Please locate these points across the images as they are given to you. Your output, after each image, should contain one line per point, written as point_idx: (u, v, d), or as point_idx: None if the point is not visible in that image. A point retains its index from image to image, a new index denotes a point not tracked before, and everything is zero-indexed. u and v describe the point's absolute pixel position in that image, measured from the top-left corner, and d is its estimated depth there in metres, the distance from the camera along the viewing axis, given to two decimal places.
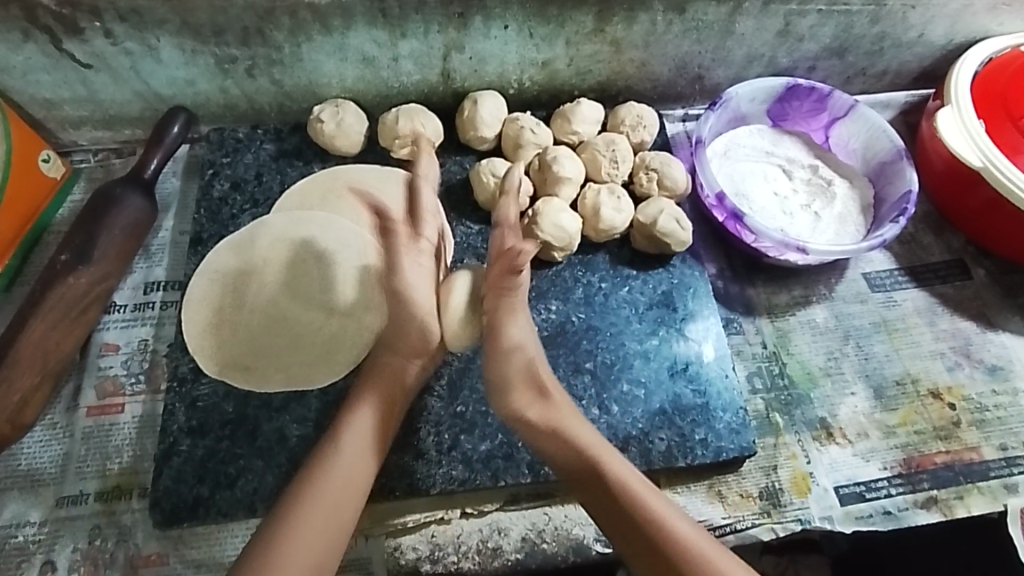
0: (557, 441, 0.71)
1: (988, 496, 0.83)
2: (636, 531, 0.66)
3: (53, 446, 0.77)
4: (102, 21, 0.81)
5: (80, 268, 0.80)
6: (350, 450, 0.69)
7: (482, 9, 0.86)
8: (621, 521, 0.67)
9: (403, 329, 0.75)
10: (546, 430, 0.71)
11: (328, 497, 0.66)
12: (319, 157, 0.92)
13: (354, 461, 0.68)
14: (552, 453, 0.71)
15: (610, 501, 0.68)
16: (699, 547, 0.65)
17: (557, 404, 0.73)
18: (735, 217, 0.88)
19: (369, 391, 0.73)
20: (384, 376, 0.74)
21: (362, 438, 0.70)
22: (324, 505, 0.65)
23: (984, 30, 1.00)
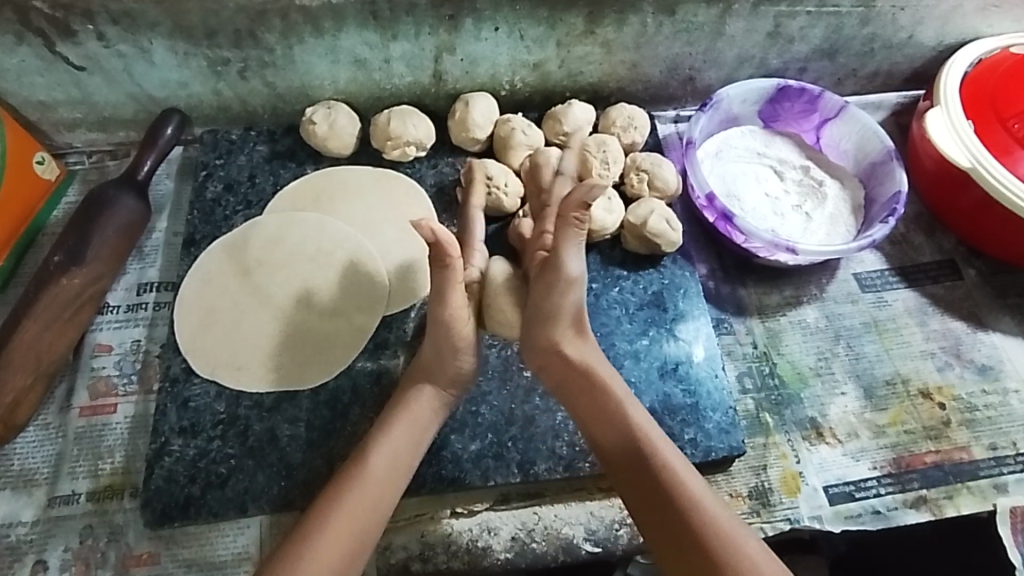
0: (588, 387, 0.72)
1: (976, 496, 0.83)
2: (649, 484, 0.66)
3: (46, 446, 0.78)
4: (95, 23, 0.81)
5: (74, 269, 0.80)
6: (376, 477, 0.67)
7: (473, 11, 0.86)
8: (634, 472, 0.68)
9: (446, 357, 0.72)
10: (576, 372, 0.72)
11: (360, 518, 0.64)
12: (312, 158, 0.93)
13: (381, 487, 0.66)
14: (579, 392, 0.72)
15: (629, 452, 0.69)
16: (710, 509, 0.64)
17: (590, 348, 0.74)
18: (726, 217, 0.88)
19: (398, 423, 0.70)
20: (412, 411, 0.71)
21: (390, 470, 0.68)
22: (349, 527, 0.63)
23: (974, 32, 1.01)
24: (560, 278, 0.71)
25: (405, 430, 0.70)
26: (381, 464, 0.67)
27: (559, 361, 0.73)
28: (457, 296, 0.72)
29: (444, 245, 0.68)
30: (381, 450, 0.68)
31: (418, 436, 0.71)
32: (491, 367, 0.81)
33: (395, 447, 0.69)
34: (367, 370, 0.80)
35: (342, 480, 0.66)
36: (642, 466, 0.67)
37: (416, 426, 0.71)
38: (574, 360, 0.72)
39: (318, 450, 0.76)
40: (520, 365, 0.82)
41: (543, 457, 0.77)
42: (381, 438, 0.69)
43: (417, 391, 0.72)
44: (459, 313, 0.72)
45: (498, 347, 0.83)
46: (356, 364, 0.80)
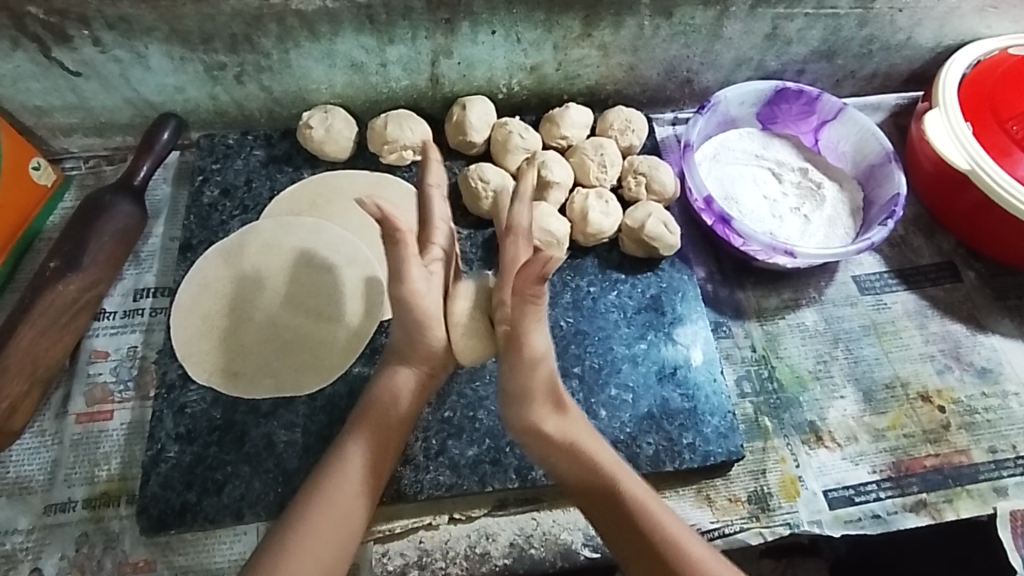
0: (575, 460, 0.69)
1: (977, 499, 0.82)
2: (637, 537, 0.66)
3: (43, 453, 0.77)
4: (90, 29, 0.81)
5: (69, 275, 0.80)
6: (351, 470, 0.66)
7: (469, 15, 0.86)
8: (621, 525, 0.67)
9: (416, 336, 0.70)
10: (555, 441, 0.70)
11: (340, 510, 0.64)
12: (309, 162, 0.93)
13: (359, 479, 0.66)
14: (559, 457, 0.70)
15: (610, 501, 0.68)
16: (700, 556, 0.65)
17: (574, 421, 0.71)
18: (723, 220, 0.88)
19: (375, 413, 0.70)
20: (391, 400, 0.71)
21: (365, 464, 0.67)
22: (327, 522, 0.63)
23: (972, 33, 1.01)
24: (523, 358, 0.66)
25: (383, 420, 0.70)
26: (357, 456, 0.67)
27: (538, 435, 0.70)
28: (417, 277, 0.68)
29: (393, 220, 0.66)
30: (358, 440, 0.68)
31: (397, 425, 0.71)
32: (488, 372, 0.81)
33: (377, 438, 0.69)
34: (364, 375, 0.80)
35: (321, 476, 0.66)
36: (629, 520, 0.67)
37: (395, 413, 0.71)
38: (552, 434, 0.69)
39: (316, 456, 0.76)
40: None
41: None
42: (359, 426, 0.69)
43: (396, 376, 0.72)
44: (418, 288, 0.68)
45: None
46: (353, 369, 0.80)
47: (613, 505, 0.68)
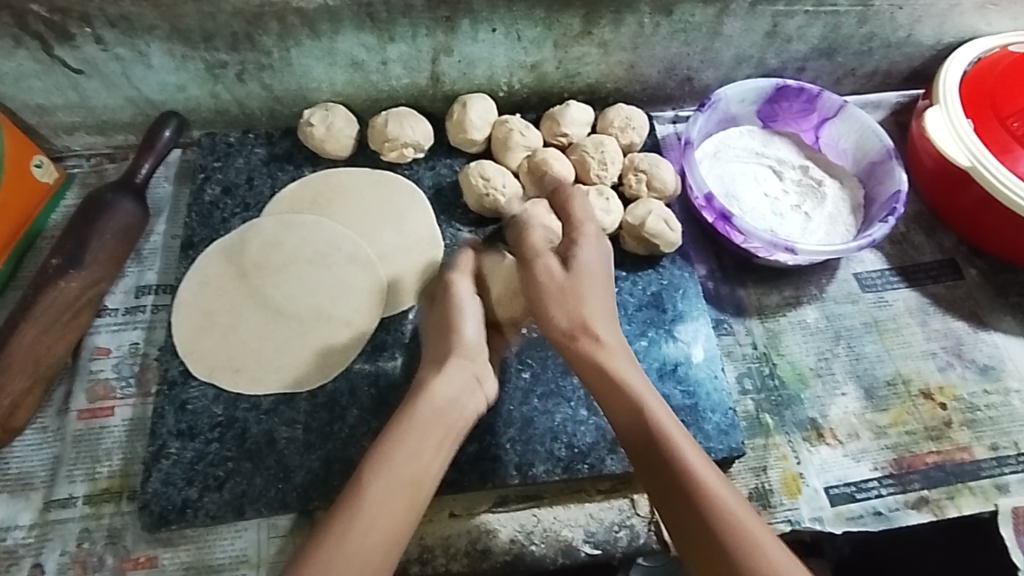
0: (585, 363, 0.71)
1: (978, 496, 0.82)
2: (680, 497, 0.62)
3: (44, 450, 0.78)
4: (92, 27, 0.81)
5: (72, 272, 0.80)
6: (375, 510, 0.60)
7: (469, 12, 0.86)
8: (671, 489, 0.63)
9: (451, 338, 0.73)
10: (610, 386, 0.69)
11: (375, 546, 0.59)
12: (310, 160, 0.93)
13: (382, 512, 0.60)
14: (622, 412, 0.67)
15: (648, 446, 0.65)
16: (738, 509, 0.60)
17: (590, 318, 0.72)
18: (724, 217, 0.88)
19: (399, 441, 0.64)
20: (412, 424, 0.66)
21: (391, 504, 0.61)
22: (361, 558, 0.58)
23: (972, 31, 1.01)
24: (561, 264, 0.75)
25: (418, 438, 0.65)
26: (379, 490, 0.61)
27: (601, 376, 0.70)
28: (461, 284, 0.77)
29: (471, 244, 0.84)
30: (383, 476, 0.62)
31: (422, 454, 0.64)
32: None
33: (401, 470, 0.63)
34: (364, 372, 0.80)
35: (335, 525, 0.59)
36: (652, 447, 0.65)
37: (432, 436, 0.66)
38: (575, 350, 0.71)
39: (317, 452, 0.76)
40: (518, 367, 0.82)
41: (541, 458, 0.77)
42: (386, 463, 0.63)
43: (435, 386, 0.69)
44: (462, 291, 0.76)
45: None
46: (354, 366, 0.80)
47: (662, 464, 0.64)
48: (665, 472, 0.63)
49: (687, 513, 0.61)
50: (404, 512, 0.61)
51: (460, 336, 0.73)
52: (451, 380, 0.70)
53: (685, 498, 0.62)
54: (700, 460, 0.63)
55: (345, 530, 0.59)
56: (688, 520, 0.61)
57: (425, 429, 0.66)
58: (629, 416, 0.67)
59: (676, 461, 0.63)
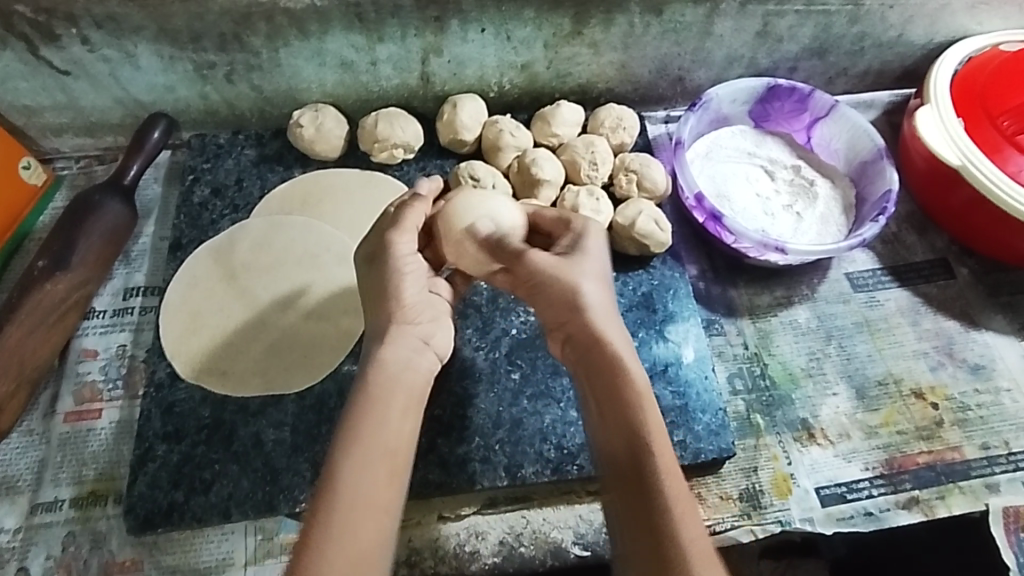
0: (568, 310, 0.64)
1: (969, 496, 0.82)
2: (631, 488, 0.56)
3: (30, 453, 0.77)
4: (78, 28, 0.81)
5: (58, 274, 0.80)
6: (357, 492, 0.55)
7: (458, 13, 0.86)
8: (622, 475, 0.57)
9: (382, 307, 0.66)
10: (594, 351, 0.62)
11: (371, 529, 0.54)
12: (300, 161, 0.93)
13: (367, 493, 0.55)
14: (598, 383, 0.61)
15: (613, 408, 0.59)
16: (692, 526, 0.53)
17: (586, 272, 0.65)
18: (714, 217, 0.88)
19: (364, 417, 0.59)
20: (370, 397, 0.60)
21: (370, 480, 0.56)
22: (354, 543, 0.53)
23: (963, 30, 1.00)
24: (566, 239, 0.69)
25: (377, 419, 0.59)
26: (357, 472, 0.55)
27: (585, 337, 0.63)
28: (403, 244, 0.68)
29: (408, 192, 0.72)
30: (356, 457, 0.56)
31: (391, 425, 0.59)
32: (478, 370, 0.81)
33: (375, 446, 0.57)
34: (353, 374, 0.80)
35: (315, 515, 0.54)
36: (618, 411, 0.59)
37: (391, 417, 0.60)
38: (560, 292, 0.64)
39: (305, 454, 0.76)
40: (508, 368, 0.81)
41: (530, 460, 0.77)
42: (356, 440, 0.57)
43: (384, 355, 0.63)
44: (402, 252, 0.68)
45: (486, 350, 0.82)
46: (342, 367, 0.80)
47: (622, 445, 0.57)
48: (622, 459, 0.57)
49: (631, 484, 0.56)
50: (386, 485, 0.56)
51: (400, 300, 0.66)
52: (402, 347, 0.65)
53: (632, 473, 0.56)
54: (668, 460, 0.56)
55: (326, 521, 0.53)
56: (632, 512, 0.55)
57: (387, 398, 0.61)
58: (602, 390, 0.60)
59: (638, 452, 0.57)
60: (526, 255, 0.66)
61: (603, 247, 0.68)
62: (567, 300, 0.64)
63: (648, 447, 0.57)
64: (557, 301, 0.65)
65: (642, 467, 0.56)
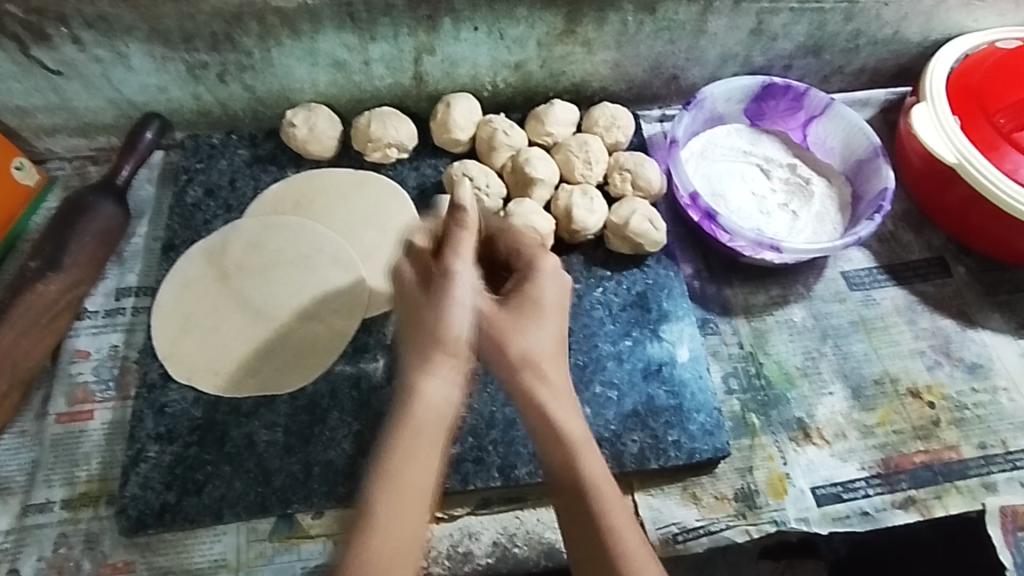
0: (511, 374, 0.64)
1: (965, 495, 0.82)
2: (574, 512, 0.62)
3: (22, 454, 0.77)
4: (70, 28, 0.81)
5: (50, 275, 0.80)
6: (389, 535, 0.56)
7: (451, 12, 0.86)
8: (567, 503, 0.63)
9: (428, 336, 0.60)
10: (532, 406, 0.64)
11: (401, 567, 0.57)
12: (293, 161, 0.92)
13: (399, 535, 0.57)
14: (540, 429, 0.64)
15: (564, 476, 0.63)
16: (632, 545, 0.61)
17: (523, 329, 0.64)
18: (709, 216, 0.87)
19: (403, 466, 0.57)
20: (413, 438, 0.58)
21: (403, 521, 0.57)
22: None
23: (959, 27, 1.00)
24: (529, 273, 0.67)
25: (411, 468, 0.57)
26: (391, 515, 0.57)
27: (525, 392, 0.64)
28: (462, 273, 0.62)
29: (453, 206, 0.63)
30: (392, 498, 0.57)
31: (428, 466, 0.58)
32: (472, 370, 0.81)
33: (412, 489, 0.57)
34: (346, 374, 0.80)
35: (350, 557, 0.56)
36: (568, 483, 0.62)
37: (424, 466, 0.58)
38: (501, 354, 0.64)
39: (297, 455, 0.75)
40: None
41: (524, 460, 0.76)
42: (391, 488, 0.57)
43: (427, 391, 0.59)
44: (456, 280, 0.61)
45: None
46: (335, 367, 0.80)
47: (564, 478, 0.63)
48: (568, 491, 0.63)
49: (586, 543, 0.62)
50: (421, 527, 0.58)
51: (454, 336, 0.60)
52: (449, 382, 0.60)
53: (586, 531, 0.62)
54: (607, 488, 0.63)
55: (360, 559, 0.56)
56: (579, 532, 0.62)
57: (422, 445, 0.58)
58: (542, 434, 0.64)
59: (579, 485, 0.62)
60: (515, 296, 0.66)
61: (554, 285, 0.67)
62: (509, 366, 0.64)
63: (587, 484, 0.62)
64: (500, 359, 0.64)
65: (583, 498, 0.62)
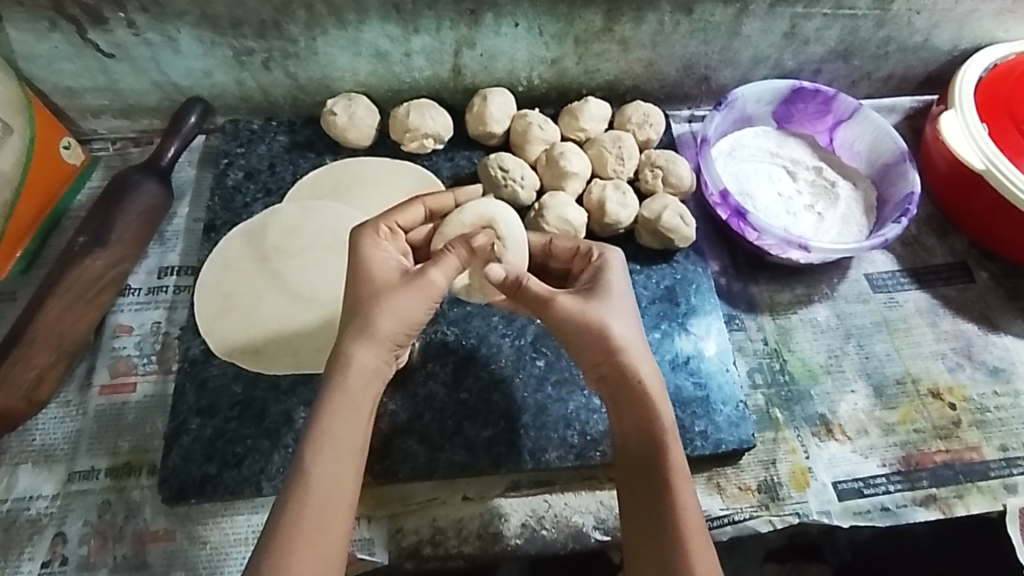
0: (595, 345, 0.67)
1: (987, 495, 0.83)
2: (644, 485, 0.65)
3: (66, 424, 0.79)
4: (125, 11, 0.83)
5: (97, 250, 0.82)
6: (324, 488, 0.59)
7: (493, 6, 0.88)
8: (639, 476, 0.65)
9: (370, 307, 0.64)
10: (622, 385, 0.67)
11: (336, 530, 0.58)
12: (331, 149, 0.94)
13: (335, 489, 0.59)
14: (625, 406, 0.67)
15: (641, 450, 0.66)
16: (694, 529, 0.62)
17: (609, 309, 0.68)
18: (738, 214, 0.89)
19: (334, 417, 0.61)
20: (345, 397, 0.62)
21: (335, 476, 0.60)
22: (319, 534, 0.58)
23: (988, 37, 1.02)
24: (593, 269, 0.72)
25: (343, 422, 0.61)
26: (328, 471, 0.60)
27: (613, 369, 0.68)
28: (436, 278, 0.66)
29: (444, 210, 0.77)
30: (323, 452, 0.60)
31: (358, 426, 0.62)
32: (504, 356, 0.83)
33: (344, 447, 0.61)
34: None
35: (284, 515, 0.58)
36: (643, 455, 0.65)
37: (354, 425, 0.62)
38: (586, 328, 0.67)
39: None
40: (533, 355, 0.83)
41: (554, 445, 0.78)
42: (323, 437, 0.61)
43: (354, 353, 0.63)
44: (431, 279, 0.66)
45: (511, 337, 0.84)
46: None
47: (638, 452, 0.66)
48: (643, 466, 0.65)
49: (647, 511, 0.64)
50: (351, 483, 0.60)
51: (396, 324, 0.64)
52: (378, 354, 0.64)
53: (651, 500, 0.64)
54: (678, 469, 0.65)
55: (292, 524, 0.57)
56: (646, 511, 0.64)
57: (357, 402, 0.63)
58: (627, 413, 0.67)
59: (658, 462, 0.65)
60: (554, 301, 0.67)
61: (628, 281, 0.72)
62: (598, 339, 0.67)
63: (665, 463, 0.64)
64: (592, 341, 0.67)
65: (657, 471, 0.65)
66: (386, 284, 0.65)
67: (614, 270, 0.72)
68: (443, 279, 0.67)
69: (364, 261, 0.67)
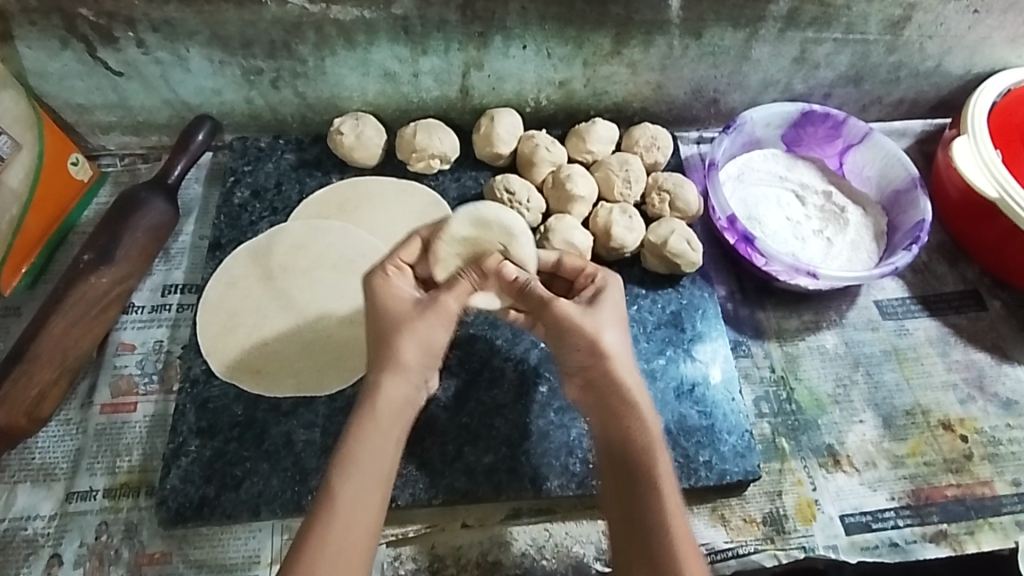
0: (583, 348, 0.67)
1: (998, 532, 0.81)
2: (628, 488, 0.63)
3: (67, 442, 0.79)
4: (136, 31, 0.83)
5: (102, 268, 0.82)
6: (350, 510, 0.58)
7: (502, 29, 0.88)
8: (625, 479, 0.64)
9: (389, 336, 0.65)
10: (608, 389, 0.66)
11: (360, 550, 0.57)
12: (338, 168, 0.94)
13: (360, 513, 0.58)
14: (611, 414, 0.66)
15: (626, 453, 0.64)
16: (680, 534, 0.60)
17: (600, 317, 0.68)
18: (746, 240, 0.88)
19: (362, 438, 0.61)
20: (376, 423, 0.62)
21: (365, 497, 0.59)
22: (344, 557, 0.56)
23: (1002, 62, 1.01)
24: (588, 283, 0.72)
25: (372, 444, 0.61)
26: (356, 493, 0.59)
27: (601, 374, 0.67)
28: (450, 305, 0.67)
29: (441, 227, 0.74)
30: (353, 476, 0.59)
31: (388, 448, 0.62)
32: (507, 380, 0.82)
33: (372, 470, 0.60)
34: None
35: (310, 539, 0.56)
36: (628, 458, 0.64)
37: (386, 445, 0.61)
38: (576, 332, 0.67)
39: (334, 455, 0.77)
40: (536, 379, 0.82)
41: (556, 472, 0.77)
42: (352, 460, 0.60)
43: (384, 382, 0.63)
44: (448, 308, 0.67)
45: (515, 360, 0.83)
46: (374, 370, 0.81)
47: (623, 454, 0.64)
48: (629, 469, 0.64)
49: (632, 515, 0.62)
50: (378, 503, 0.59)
51: (411, 353, 0.64)
52: (406, 382, 0.64)
53: (636, 504, 0.62)
54: (664, 474, 0.63)
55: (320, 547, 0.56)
56: (633, 516, 0.62)
57: (383, 423, 0.62)
58: (610, 416, 0.66)
59: (642, 466, 0.63)
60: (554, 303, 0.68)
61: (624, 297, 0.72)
62: (589, 346, 0.67)
63: (655, 469, 0.63)
64: (582, 348, 0.67)
65: (642, 474, 0.63)
66: (403, 317, 0.66)
67: (612, 288, 0.71)
68: (457, 306, 0.68)
69: (377, 296, 0.68)
